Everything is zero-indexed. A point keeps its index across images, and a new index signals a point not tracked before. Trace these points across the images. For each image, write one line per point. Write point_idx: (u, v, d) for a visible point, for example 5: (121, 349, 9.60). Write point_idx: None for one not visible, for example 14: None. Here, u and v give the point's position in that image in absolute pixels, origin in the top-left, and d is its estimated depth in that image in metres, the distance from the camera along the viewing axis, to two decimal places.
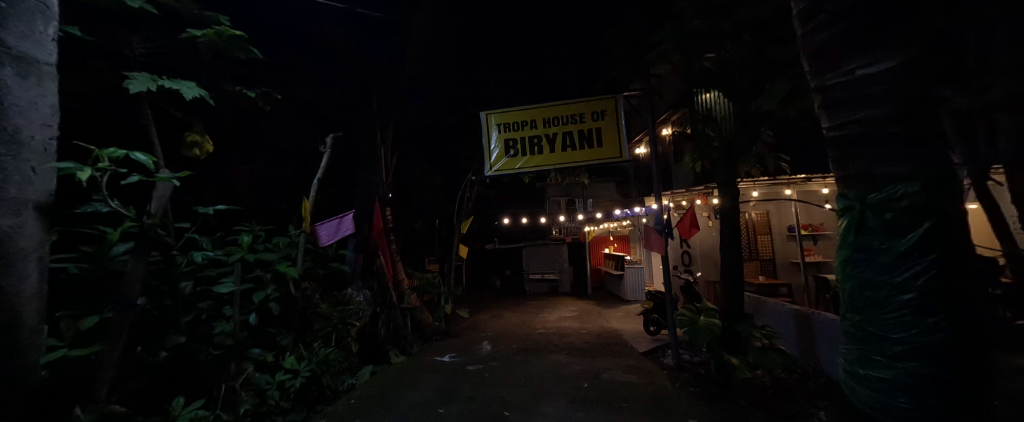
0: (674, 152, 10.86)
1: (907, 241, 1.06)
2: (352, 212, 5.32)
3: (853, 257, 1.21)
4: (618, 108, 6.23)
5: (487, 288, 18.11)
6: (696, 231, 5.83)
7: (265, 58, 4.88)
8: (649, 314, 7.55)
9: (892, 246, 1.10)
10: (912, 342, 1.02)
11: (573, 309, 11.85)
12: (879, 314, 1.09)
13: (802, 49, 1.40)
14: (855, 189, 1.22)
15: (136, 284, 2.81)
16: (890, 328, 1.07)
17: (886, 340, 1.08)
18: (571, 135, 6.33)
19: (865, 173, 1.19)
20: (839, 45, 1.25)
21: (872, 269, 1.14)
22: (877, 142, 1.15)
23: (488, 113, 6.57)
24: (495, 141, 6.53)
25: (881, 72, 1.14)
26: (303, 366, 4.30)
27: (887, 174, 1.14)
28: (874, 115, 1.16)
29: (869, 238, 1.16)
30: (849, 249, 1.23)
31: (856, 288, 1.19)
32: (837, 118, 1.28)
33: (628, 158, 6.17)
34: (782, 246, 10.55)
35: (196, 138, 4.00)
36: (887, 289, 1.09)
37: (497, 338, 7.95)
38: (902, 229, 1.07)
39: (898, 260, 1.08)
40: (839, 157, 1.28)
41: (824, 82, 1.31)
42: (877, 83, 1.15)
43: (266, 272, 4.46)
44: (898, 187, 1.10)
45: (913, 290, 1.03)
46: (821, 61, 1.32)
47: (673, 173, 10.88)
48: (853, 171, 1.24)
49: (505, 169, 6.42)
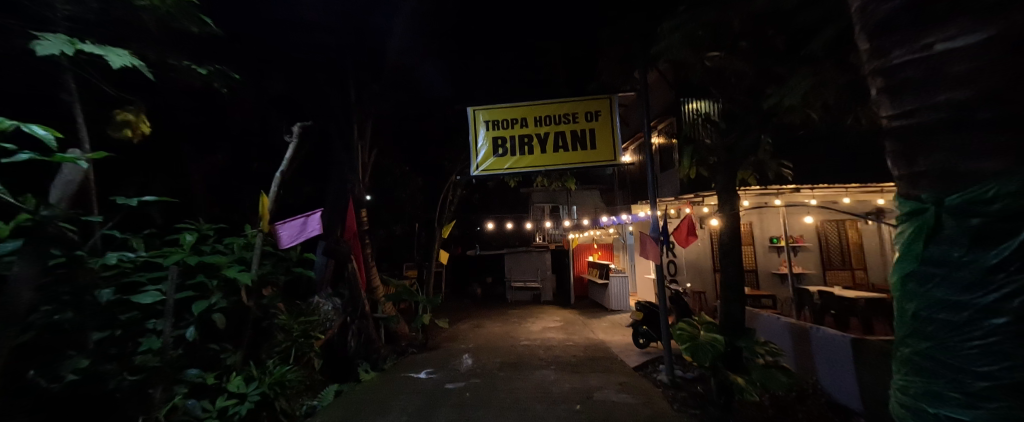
0: (662, 160, 10.73)
1: (1001, 253, 0.66)
2: (321, 210, 4.68)
3: (916, 273, 0.81)
4: (612, 109, 5.93)
5: (467, 296, 17.49)
6: (693, 240, 5.54)
7: (222, 34, 4.33)
8: (639, 325, 7.25)
9: (976, 259, 0.70)
10: (998, 380, 0.62)
11: (557, 318, 11.43)
12: (945, 342, 0.70)
13: (860, 23, 1.08)
14: (930, 190, 0.85)
15: (22, 294, 2.17)
16: (962, 359, 0.66)
17: (958, 374, 0.68)
18: (563, 135, 5.96)
19: (943, 169, 0.83)
20: (907, 14, 0.92)
21: (942, 287, 0.73)
22: (958, 130, 0.81)
23: (475, 109, 6.13)
24: (481, 139, 6.08)
25: (968, 46, 0.80)
26: (252, 389, 3.75)
27: (973, 169, 0.78)
28: (958, 98, 0.82)
29: (942, 248, 0.75)
30: (914, 263, 0.83)
31: (919, 309, 0.78)
32: (900, 103, 0.95)
33: (623, 162, 5.83)
34: (765, 257, 10.51)
35: (127, 117, 3.38)
36: (963, 312, 0.68)
37: (478, 351, 7.41)
38: (992, 238, 0.67)
39: (981, 277, 0.67)
40: (900, 152, 0.97)
41: (886, 62, 0.98)
42: (960, 60, 0.81)
43: (211, 278, 3.86)
44: (990, 184, 0.71)
45: (1006, 313, 0.62)
46: (880, 36, 1.00)
47: (660, 181, 10.72)
48: (923, 168, 0.89)
49: (491, 170, 5.97)
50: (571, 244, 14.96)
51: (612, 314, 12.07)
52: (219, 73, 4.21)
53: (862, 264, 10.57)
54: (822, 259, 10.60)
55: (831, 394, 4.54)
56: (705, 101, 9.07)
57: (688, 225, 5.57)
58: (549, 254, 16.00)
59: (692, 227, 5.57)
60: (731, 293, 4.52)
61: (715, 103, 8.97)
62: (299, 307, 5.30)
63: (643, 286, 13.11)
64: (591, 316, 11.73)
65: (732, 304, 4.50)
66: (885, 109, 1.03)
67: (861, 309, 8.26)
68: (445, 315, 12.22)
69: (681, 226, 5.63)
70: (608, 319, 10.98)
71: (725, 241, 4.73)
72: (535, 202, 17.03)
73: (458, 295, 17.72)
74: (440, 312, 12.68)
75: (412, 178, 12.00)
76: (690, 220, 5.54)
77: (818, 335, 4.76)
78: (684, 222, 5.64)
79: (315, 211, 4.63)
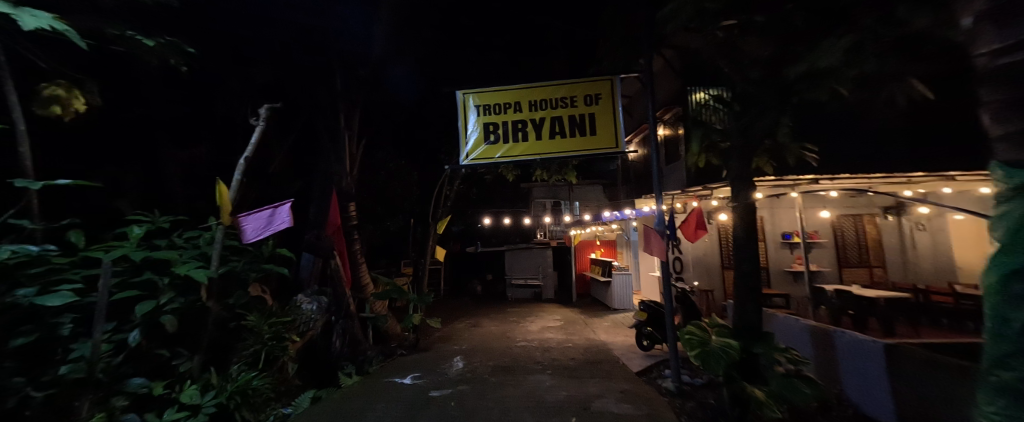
0: (668, 152, 10.22)
1: None
2: (292, 201, 4.17)
3: None
4: (614, 91, 5.45)
5: (467, 294, 17.10)
6: (703, 234, 5.02)
7: (176, 5, 3.98)
8: (642, 326, 6.75)
9: None
10: None
11: (558, 317, 10.98)
12: None
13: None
14: None
15: None
16: None
17: None
18: (560, 120, 5.49)
19: None
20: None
21: None
22: None
23: (465, 92, 5.68)
24: (471, 124, 5.62)
25: None
26: (207, 400, 3.32)
27: None
28: None
29: None
30: None
31: None
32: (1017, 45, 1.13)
33: (625, 149, 5.34)
34: (776, 254, 9.92)
35: (56, 92, 3.05)
36: None
37: (471, 353, 6.99)
38: None
39: None
40: (994, 84, 1.21)
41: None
42: None
43: (162, 276, 3.48)
44: None
45: None
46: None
47: (665, 174, 10.23)
48: None
49: (483, 158, 5.51)
50: (572, 240, 14.47)
51: (615, 313, 11.57)
52: (170, 46, 3.86)
53: (881, 261, 10.08)
54: (837, 256, 10.06)
55: (858, 406, 4.06)
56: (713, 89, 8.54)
57: (697, 217, 5.06)
58: (550, 251, 15.49)
59: (702, 220, 5.04)
60: (744, 291, 4.05)
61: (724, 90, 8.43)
62: (272, 307, 4.90)
63: (647, 284, 12.70)
64: (593, 315, 11.25)
65: (745, 305, 4.02)
66: (983, 41, 1.24)
67: (880, 309, 7.74)
68: (441, 313, 11.78)
69: (690, 219, 5.12)
70: (610, 318, 10.50)
71: (737, 234, 4.26)
72: (536, 197, 16.57)
73: (457, 293, 17.31)
74: (437, 311, 12.24)
75: (408, 172, 11.59)
76: (700, 213, 5.02)
77: (845, 340, 4.24)
78: (693, 214, 5.13)
79: (285, 202, 4.10)
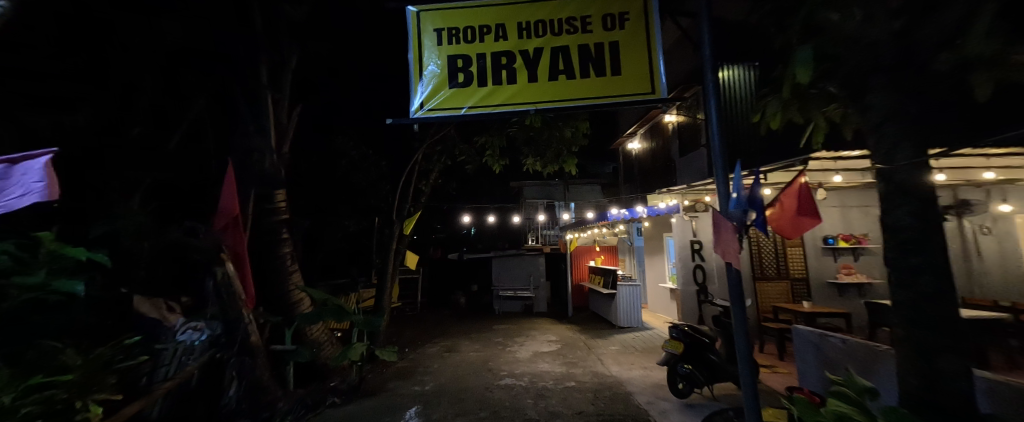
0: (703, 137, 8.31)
1: None
2: (54, 155, 2.39)
3: None
4: (647, 9, 3.56)
5: (449, 307, 14.96)
6: (810, 223, 3.25)
7: None
8: (678, 364, 4.81)
9: None
10: None
11: (552, 339, 9.02)
12: None
13: None
14: None
15: None
16: None
17: None
18: (567, 53, 3.55)
19: None
20: None
21: None
22: None
23: (423, 11, 3.71)
24: (432, 58, 3.64)
25: None
26: None
27: None
28: None
29: None
30: None
31: None
32: None
33: (667, 97, 3.47)
34: (816, 262, 8.08)
35: None
36: None
37: (435, 402, 4.92)
38: None
39: None
40: None
41: None
42: None
43: None
44: None
45: None
46: None
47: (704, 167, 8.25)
48: None
49: (446, 109, 3.55)
50: (570, 246, 12.60)
51: (622, 331, 9.62)
52: None
53: None
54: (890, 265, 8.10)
55: None
56: (741, 65, 6.91)
57: (796, 201, 3.30)
58: (543, 258, 13.59)
59: (809, 199, 3.26)
60: (948, 338, 1.98)
61: (755, 66, 6.87)
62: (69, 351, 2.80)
63: (659, 297, 10.81)
64: (594, 335, 9.33)
65: (952, 369, 1.92)
66: None
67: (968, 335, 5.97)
68: (410, 335, 9.65)
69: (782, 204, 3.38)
70: (617, 340, 8.59)
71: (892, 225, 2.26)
72: (527, 197, 15.26)
73: (438, 305, 15.15)
74: (407, 332, 10.11)
75: (374, 162, 9.64)
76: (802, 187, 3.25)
77: None
78: (787, 195, 3.39)
79: (38, 156, 2.36)
